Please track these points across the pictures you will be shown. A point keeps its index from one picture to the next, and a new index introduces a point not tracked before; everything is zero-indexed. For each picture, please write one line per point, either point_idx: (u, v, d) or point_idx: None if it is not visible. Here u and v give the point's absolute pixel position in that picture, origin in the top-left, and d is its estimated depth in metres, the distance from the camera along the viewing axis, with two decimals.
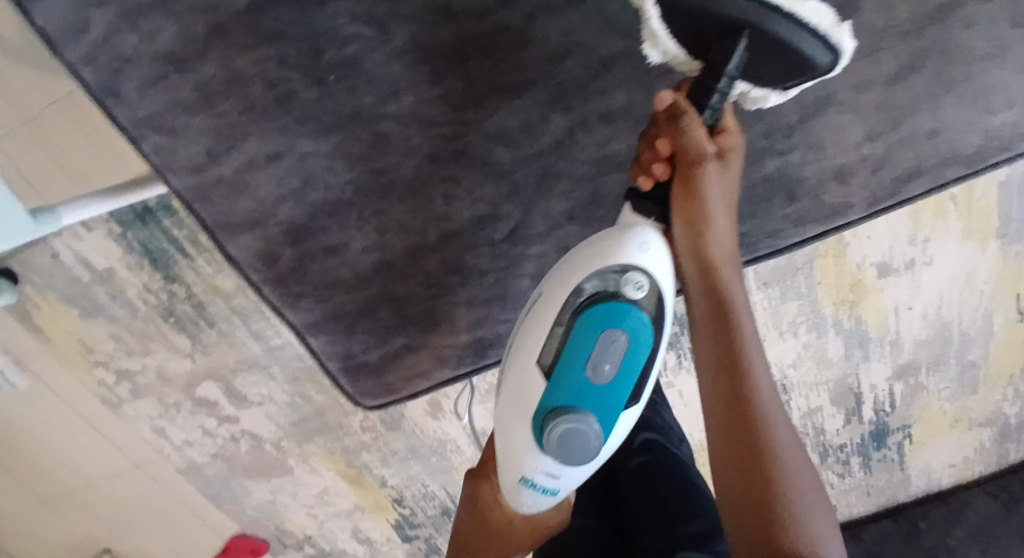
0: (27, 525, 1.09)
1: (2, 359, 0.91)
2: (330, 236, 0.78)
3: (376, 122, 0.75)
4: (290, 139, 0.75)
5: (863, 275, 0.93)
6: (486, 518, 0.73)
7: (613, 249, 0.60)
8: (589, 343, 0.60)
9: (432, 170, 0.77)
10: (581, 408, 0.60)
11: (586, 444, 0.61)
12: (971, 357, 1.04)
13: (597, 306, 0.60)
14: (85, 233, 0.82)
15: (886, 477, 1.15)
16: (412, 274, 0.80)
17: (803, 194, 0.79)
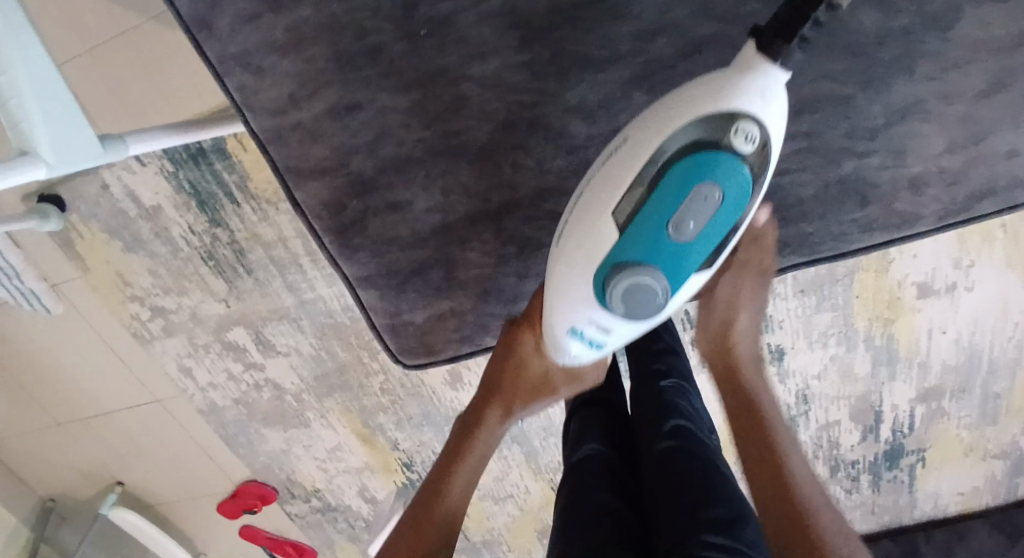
0: (51, 442, 1.13)
1: (40, 282, 0.91)
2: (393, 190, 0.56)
3: (457, 82, 0.53)
4: (372, 90, 0.53)
5: (901, 293, 0.92)
6: (520, 374, 0.62)
7: (727, 87, 0.44)
8: (687, 188, 0.45)
9: (503, 138, 0.54)
10: (653, 262, 0.47)
11: (650, 300, 0.48)
12: (997, 389, 1.01)
13: (692, 156, 0.45)
14: (137, 167, 0.81)
15: (893, 498, 1.13)
16: (472, 240, 0.58)
17: (876, 199, 0.54)
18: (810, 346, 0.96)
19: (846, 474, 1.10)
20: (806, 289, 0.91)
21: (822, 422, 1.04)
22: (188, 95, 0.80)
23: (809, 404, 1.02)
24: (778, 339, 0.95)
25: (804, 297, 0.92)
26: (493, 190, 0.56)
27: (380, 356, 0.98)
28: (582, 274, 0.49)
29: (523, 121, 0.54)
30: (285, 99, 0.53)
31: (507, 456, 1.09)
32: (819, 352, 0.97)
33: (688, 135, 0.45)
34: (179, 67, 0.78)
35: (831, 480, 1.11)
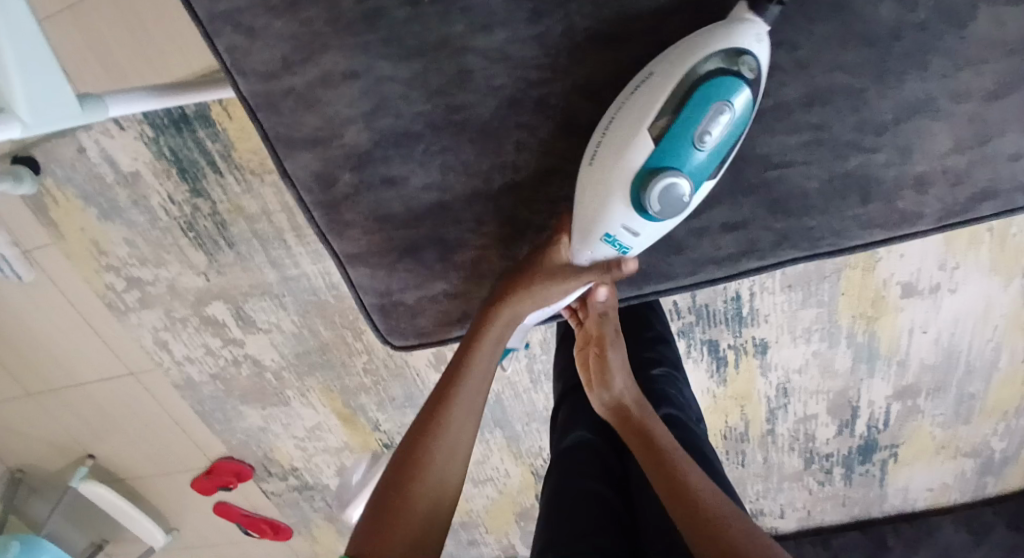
0: (19, 412, 1.09)
1: (10, 247, 0.88)
2: (389, 166, 0.54)
3: (460, 55, 0.50)
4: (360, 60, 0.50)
5: (886, 292, 0.93)
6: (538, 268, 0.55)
7: (731, 22, 0.47)
8: (712, 105, 0.47)
9: (508, 116, 0.53)
10: (679, 170, 0.48)
11: (677, 203, 0.49)
12: (971, 390, 1.03)
13: (709, 79, 0.46)
14: (114, 131, 0.78)
15: (864, 491, 1.15)
16: (471, 225, 0.57)
17: (882, 195, 0.54)
18: (794, 340, 0.97)
19: (820, 466, 1.11)
20: (793, 284, 0.92)
21: (800, 416, 1.05)
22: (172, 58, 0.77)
23: (789, 397, 1.03)
24: (763, 333, 0.96)
25: (791, 292, 0.92)
26: (493, 169, 0.55)
27: (363, 336, 0.96)
28: (612, 192, 0.50)
29: (529, 99, 0.52)
30: (280, 61, 0.51)
31: (488, 441, 1.09)
32: (802, 347, 0.98)
33: (713, 59, 0.47)
34: (162, 26, 0.75)
35: (806, 472, 1.12)
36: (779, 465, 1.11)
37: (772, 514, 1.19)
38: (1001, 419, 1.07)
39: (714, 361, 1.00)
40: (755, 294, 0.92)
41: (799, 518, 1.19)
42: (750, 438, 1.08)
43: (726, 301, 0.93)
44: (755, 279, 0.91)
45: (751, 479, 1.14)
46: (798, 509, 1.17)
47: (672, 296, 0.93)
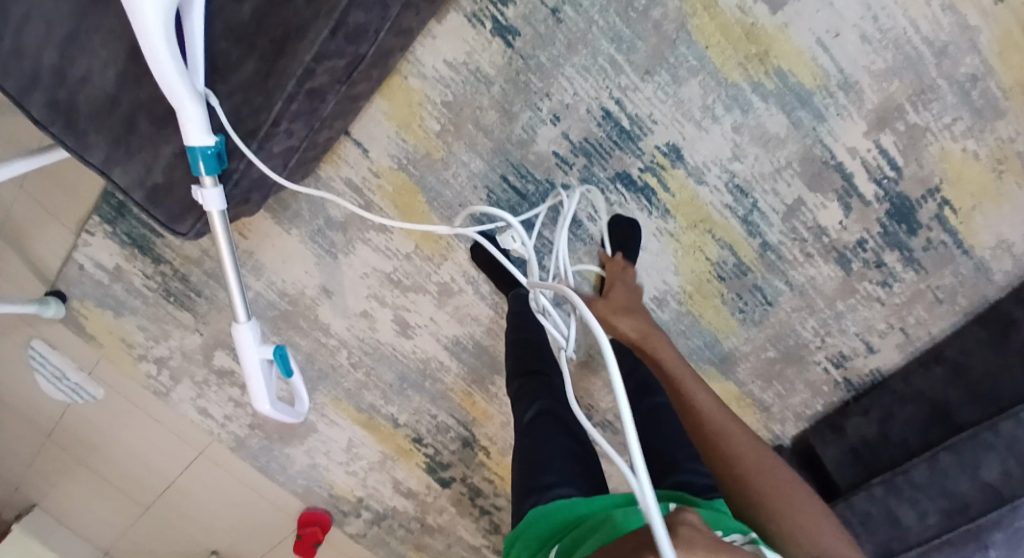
0: (144, 535, 1.24)
1: (80, 373, 1.11)
2: (104, 47, 0.69)
3: None
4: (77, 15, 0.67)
5: (753, 17, 0.82)
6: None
7: None
8: None
9: None
10: None
11: None
12: (967, 71, 0.81)
13: None
14: (91, 240, 1.02)
15: (950, 273, 0.90)
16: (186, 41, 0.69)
17: None
18: (701, 127, 0.87)
19: (863, 263, 0.91)
20: (652, 69, 0.85)
21: (784, 210, 0.90)
22: (79, 196, 1.01)
23: (752, 193, 0.90)
24: (662, 136, 0.88)
25: (655, 78, 0.85)
26: None
27: (331, 331, 1.04)
28: None
29: None
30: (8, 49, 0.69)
31: (498, 395, 1.06)
32: (717, 129, 0.87)
33: None
34: (74, 173, 0.99)
35: (853, 280, 0.92)
36: (811, 284, 0.93)
37: (859, 354, 0.96)
38: None
39: (642, 195, 0.91)
40: (621, 100, 0.87)
41: (899, 346, 0.94)
42: (749, 267, 0.93)
43: (601, 124, 0.88)
44: (607, 86, 0.86)
45: (797, 321, 0.95)
46: (886, 333, 0.94)
47: (548, 150, 0.91)
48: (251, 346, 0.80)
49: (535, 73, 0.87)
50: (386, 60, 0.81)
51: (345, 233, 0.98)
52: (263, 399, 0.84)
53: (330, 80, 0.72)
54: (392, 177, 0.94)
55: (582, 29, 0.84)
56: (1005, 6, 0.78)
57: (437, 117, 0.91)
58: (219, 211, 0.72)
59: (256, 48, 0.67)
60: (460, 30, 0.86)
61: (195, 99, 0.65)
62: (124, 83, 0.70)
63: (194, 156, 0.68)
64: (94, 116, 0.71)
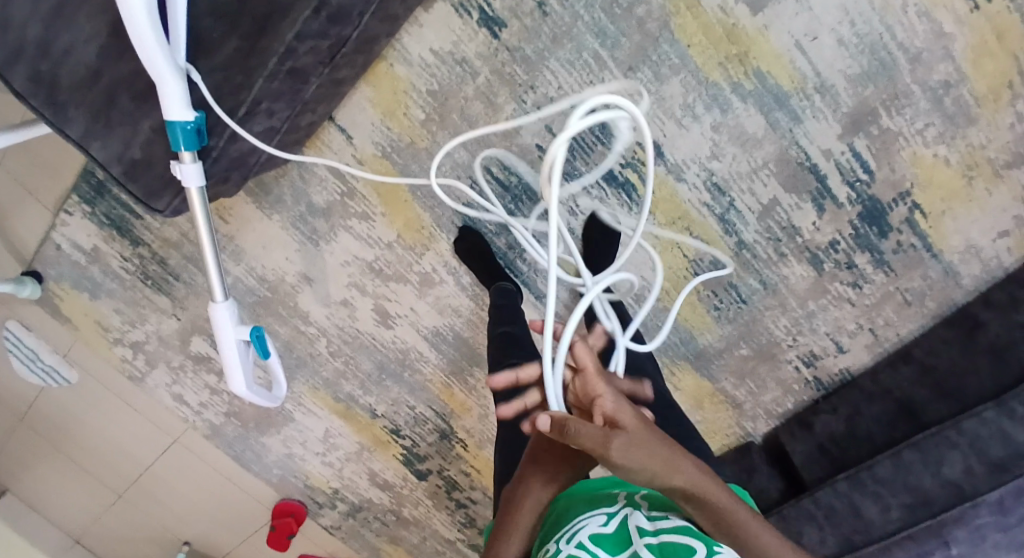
0: (113, 523, 1.22)
1: (54, 356, 1.10)
2: (88, 21, 0.69)
3: None
4: None
5: (734, 18, 0.84)
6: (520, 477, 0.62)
7: None
8: None
9: None
10: None
11: None
12: (939, 77, 0.84)
13: None
14: (69, 220, 1.01)
15: (919, 276, 0.92)
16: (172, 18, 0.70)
17: None
18: (682, 125, 0.89)
19: (835, 263, 0.93)
20: (634, 66, 0.87)
21: (759, 210, 0.92)
22: (58, 175, 1.00)
23: (729, 192, 0.92)
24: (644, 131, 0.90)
25: (638, 75, 0.87)
26: None
27: (310, 319, 1.04)
28: None
29: None
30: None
31: (477, 387, 1.06)
32: (697, 127, 0.89)
33: None
34: (54, 152, 0.99)
35: (825, 280, 0.94)
36: (784, 282, 0.95)
37: (829, 354, 0.98)
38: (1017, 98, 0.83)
39: (622, 191, 0.93)
40: None
41: (868, 346, 0.97)
42: (725, 265, 0.95)
43: None
44: (590, 80, 0.88)
45: (771, 319, 0.97)
46: (857, 334, 0.96)
47: (531, 142, 0.92)
48: (229, 326, 0.80)
49: (521, 66, 0.88)
50: (371, 47, 0.83)
51: (328, 220, 0.98)
52: (240, 378, 0.84)
53: (313, 61, 0.73)
54: (376, 165, 0.95)
55: (567, 25, 0.86)
56: (981, 15, 0.81)
57: (422, 107, 0.92)
58: (198, 188, 0.73)
59: (238, 26, 0.68)
60: (447, 21, 0.87)
61: (173, 74, 0.65)
62: (107, 58, 0.70)
63: (174, 130, 0.68)
64: (76, 91, 0.72)
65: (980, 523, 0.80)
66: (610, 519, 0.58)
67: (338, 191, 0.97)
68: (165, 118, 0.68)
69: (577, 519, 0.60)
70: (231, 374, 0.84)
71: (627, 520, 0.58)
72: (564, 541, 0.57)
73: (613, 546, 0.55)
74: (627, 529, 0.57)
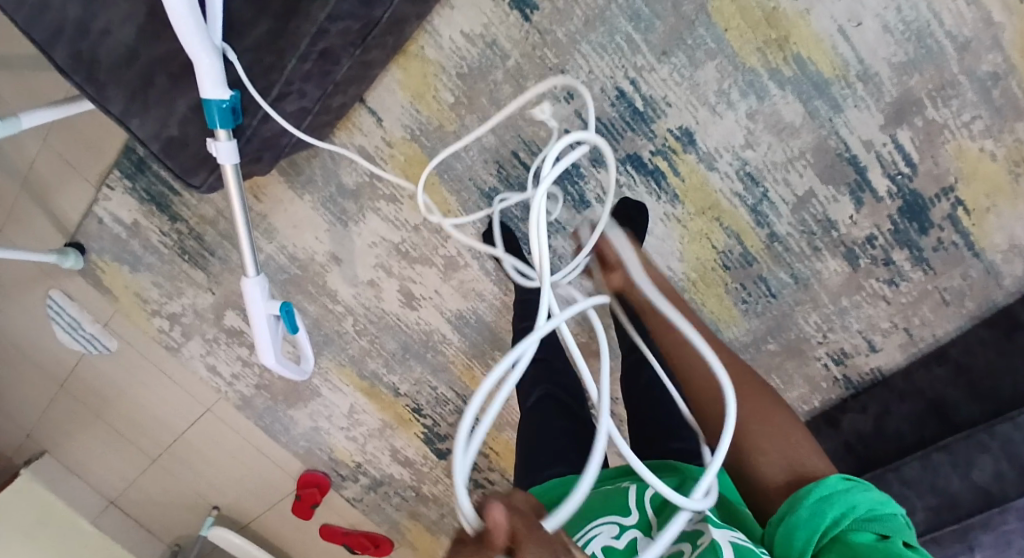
0: (149, 485, 1.28)
1: (95, 325, 1.14)
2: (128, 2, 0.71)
3: None
4: None
5: (774, 2, 0.81)
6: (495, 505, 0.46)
7: None
8: None
9: None
10: None
11: None
12: (989, 68, 0.80)
13: None
14: (111, 195, 1.05)
15: (961, 275, 0.89)
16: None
17: None
18: (715, 112, 0.87)
19: (871, 259, 0.90)
20: (668, 50, 0.85)
21: (793, 201, 0.89)
22: (98, 151, 1.03)
23: (762, 182, 0.89)
24: (675, 118, 0.88)
25: (672, 59, 0.85)
26: None
27: (338, 298, 1.06)
28: None
29: None
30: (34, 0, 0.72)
31: None
32: (731, 115, 0.87)
33: None
34: (94, 128, 1.02)
35: (860, 276, 0.91)
36: (817, 277, 0.92)
37: (861, 352, 0.95)
38: None
39: (651, 178, 0.91)
40: (636, 81, 0.87)
41: (902, 346, 0.93)
42: (755, 257, 0.92)
43: (614, 103, 0.88)
44: (623, 65, 0.87)
45: (802, 315, 0.94)
46: (891, 333, 0.93)
47: (560, 127, 0.91)
48: (260, 301, 0.82)
49: (551, 49, 0.87)
50: (400, 29, 0.83)
51: (356, 201, 0.99)
52: (269, 351, 0.86)
53: (341, 43, 0.74)
54: (404, 148, 0.95)
55: (600, 7, 0.85)
56: None
57: (451, 90, 0.91)
58: (232, 164, 0.74)
59: (269, 7, 0.69)
60: (478, 3, 0.87)
61: (211, 53, 0.66)
62: (145, 38, 0.72)
63: (210, 109, 0.70)
64: (115, 69, 0.74)
65: (1006, 528, 0.77)
66: (624, 531, 0.57)
67: (366, 173, 0.97)
68: (201, 96, 0.69)
69: (588, 526, 0.59)
70: (261, 346, 0.86)
71: (641, 540, 0.57)
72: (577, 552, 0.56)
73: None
74: (638, 548, 0.56)
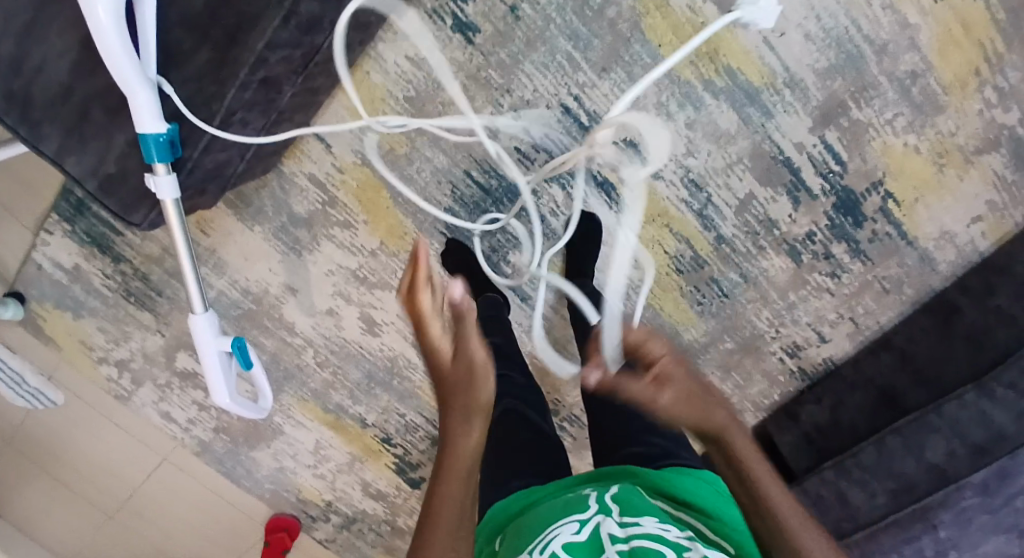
0: (103, 548, 1.19)
1: (38, 378, 1.09)
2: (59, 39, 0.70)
3: None
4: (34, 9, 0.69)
5: (702, 17, 0.86)
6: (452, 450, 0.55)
7: None
8: None
9: None
10: None
11: None
12: (907, 67, 0.86)
13: None
14: (50, 239, 1.01)
15: (897, 264, 0.94)
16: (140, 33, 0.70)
17: None
18: (656, 123, 0.91)
19: (814, 254, 0.94)
20: (608, 67, 0.89)
21: (737, 205, 0.93)
22: (38, 193, 1.01)
23: (706, 188, 0.93)
24: (619, 132, 0.92)
25: (612, 75, 0.89)
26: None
27: (297, 330, 1.04)
28: None
29: None
30: None
31: None
32: (672, 125, 0.91)
33: None
34: (34, 170, 1.00)
35: (804, 271, 0.95)
36: (764, 275, 0.96)
37: (813, 344, 0.99)
38: (983, 86, 0.86)
39: (601, 190, 0.95)
40: (579, 98, 0.90)
41: (850, 335, 0.98)
42: (706, 259, 0.96)
43: (560, 120, 0.92)
44: (566, 83, 0.90)
45: (754, 312, 0.98)
46: (838, 323, 0.97)
47: (510, 145, 0.93)
48: (210, 338, 0.80)
49: (496, 71, 0.90)
50: (345, 56, 0.84)
51: (310, 229, 0.99)
52: (224, 390, 0.83)
53: (285, 70, 0.74)
54: (357, 173, 0.96)
55: (540, 28, 0.88)
56: (943, 4, 0.83)
57: (400, 114, 0.93)
58: (173, 200, 0.74)
59: (208, 37, 0.69)
60: (422, 29, 0.89)
61: (144, 87, 0.66)
62: (79, 73, 0.71)
63: (146, 143, 0.69)
64: (49, 107, 0.72)
65: (965, 505, 0.80)
66: (583, 527, 0.58)
67: (319, 200, 0.97)
68: (137, 131, 0.69)
69: (550, 526, 0.59)
70: (214, 387, 0.84)
71: (600, 529, 0.57)
72: (538, 552, 0.56)
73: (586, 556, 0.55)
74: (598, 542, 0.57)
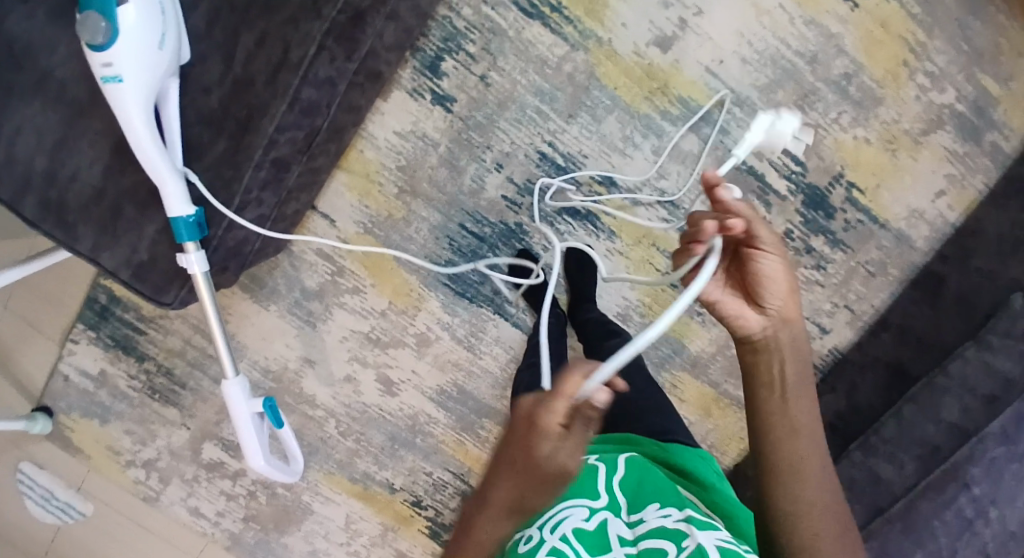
0: None
1: (67, 490, 1.10)
2: (91, 146, 0.77)
3: None
4: (66, 124, 0.76)
5: (648, 59, 0.98)
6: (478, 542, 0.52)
7: None
8: None
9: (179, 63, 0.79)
10: None
11: None
12: (840, 71, 0.96)
13: None
14: (76, 348, 1.07)
15: (876, 248, 1.00)
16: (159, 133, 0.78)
17: None
18: (626, 154, 1.00)
19: (795, 250, 1.00)
20: (574, 113, 0.99)
21: None
22: (60, 305, 1.07)
23: (682, 204, 1.01)
24: (593, 167, 1.00)
25: (579, 120, 0.99)
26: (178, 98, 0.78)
27: (318, 402, 1.07)
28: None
29: None
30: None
31: (488, 439, 1.07)
32: (640, 155, 1.00)
33: None
34: (57, 285, 1.07)
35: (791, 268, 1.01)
36: None
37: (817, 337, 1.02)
38: (914, 74, 0.96)
39: (587, 221, 1.02)
40: (553, 142, 1.00)
41: (850, 323, 1.01)
42: None
43: (540, 164, 1.00)
44: (539, 132, 1.00)
45: None
46: (835, 312, 1.01)
47: (497, 194, 1.01)
48: (240, 400, 0.84)
49: (475, 131, 1.00)
50: (341, 135, 0.94)
51: (322, 300, 1.04)
52: (258, 453, 0.86)
53: (291, 151, 0.82)
54: (360, 241, 1.03)
55: (509, 89, 0.99)
56: (861, 11, 0.95)
57: (395, 182, 1.02)
58: (204, 273, 0.80)
59: (224, 127, 0.77)
60: (404, 105, 1.00)
61: (171, 175, 0.74)
62: (110, 175, 0.78)
63: (177, 225, 0.76)
64: (82, 210, 0.78)
65: (993, 456, 0.78)
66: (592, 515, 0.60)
67: (328, 271, 1.04)
68: (168, 215, 0.76)
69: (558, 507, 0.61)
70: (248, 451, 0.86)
71: (608, 523, 0.59)
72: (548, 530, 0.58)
73: (595, 546, 0.57)
74: (605, 530, 0.59)
